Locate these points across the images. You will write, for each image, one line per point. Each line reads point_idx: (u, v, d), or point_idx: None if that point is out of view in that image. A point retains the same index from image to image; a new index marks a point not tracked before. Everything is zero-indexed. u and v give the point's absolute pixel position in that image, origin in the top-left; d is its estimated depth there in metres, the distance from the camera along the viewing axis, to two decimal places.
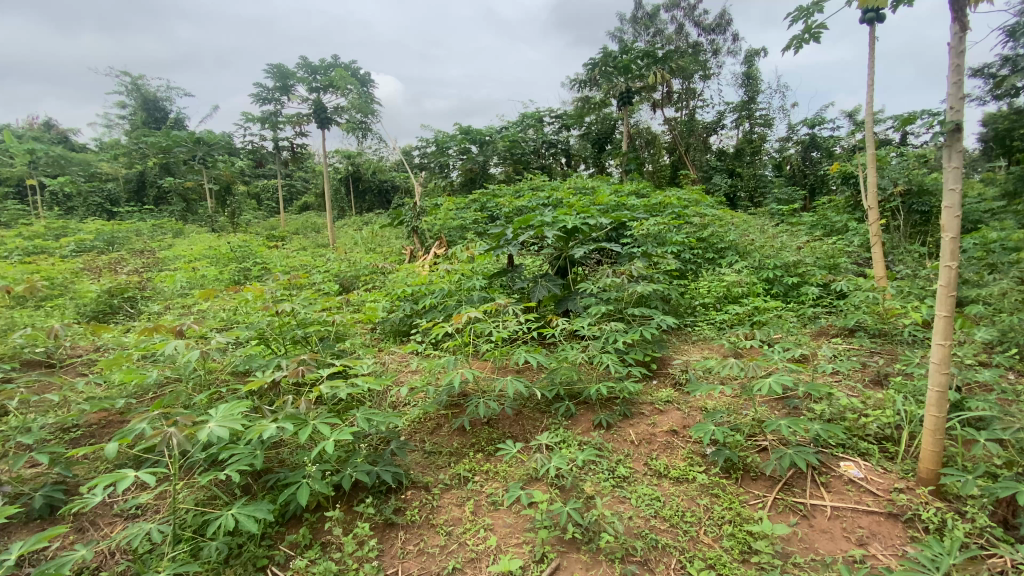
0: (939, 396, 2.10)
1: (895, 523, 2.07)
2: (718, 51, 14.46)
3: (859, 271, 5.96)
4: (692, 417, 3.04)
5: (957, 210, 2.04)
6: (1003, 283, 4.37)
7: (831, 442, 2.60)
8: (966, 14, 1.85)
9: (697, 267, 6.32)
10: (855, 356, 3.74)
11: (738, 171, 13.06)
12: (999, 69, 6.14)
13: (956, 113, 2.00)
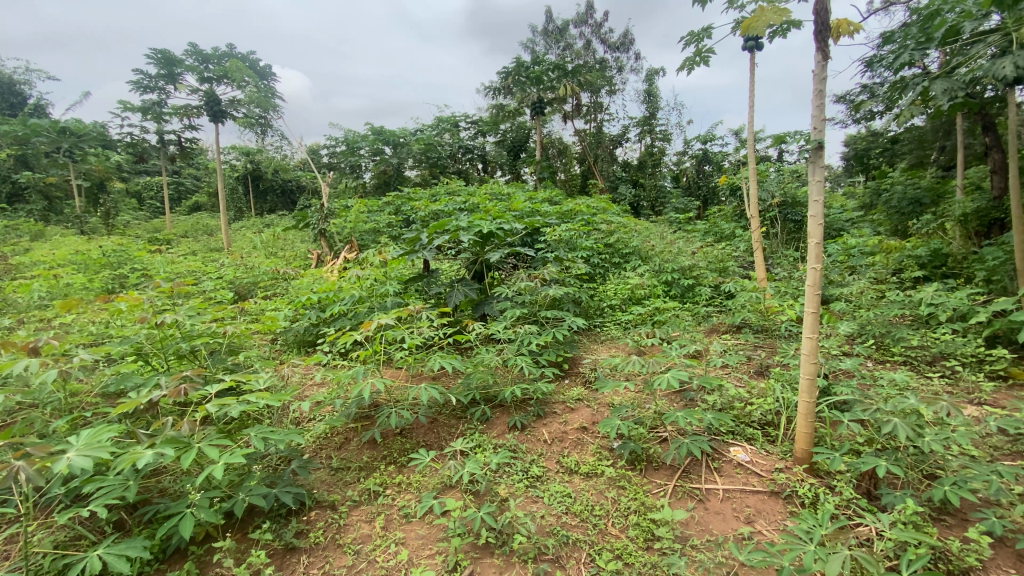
0: (809, 383, 2.37)
1: (776, 499, 2.30)
2: (623, 68, 15.34)
3: (743, 274, 6.61)
4: (600, 414, 3.16)
5: (821, 219, 2.32)
6: (859, 283, 5.06)
7: (722, 430, 2.84)
8: (827, 46, 2.11)
9: (605, 271, 6.64)
10: (741, 350, 4.13)
11: (642, 181, 13.89)
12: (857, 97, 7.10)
13: (819, 132, 2.27)
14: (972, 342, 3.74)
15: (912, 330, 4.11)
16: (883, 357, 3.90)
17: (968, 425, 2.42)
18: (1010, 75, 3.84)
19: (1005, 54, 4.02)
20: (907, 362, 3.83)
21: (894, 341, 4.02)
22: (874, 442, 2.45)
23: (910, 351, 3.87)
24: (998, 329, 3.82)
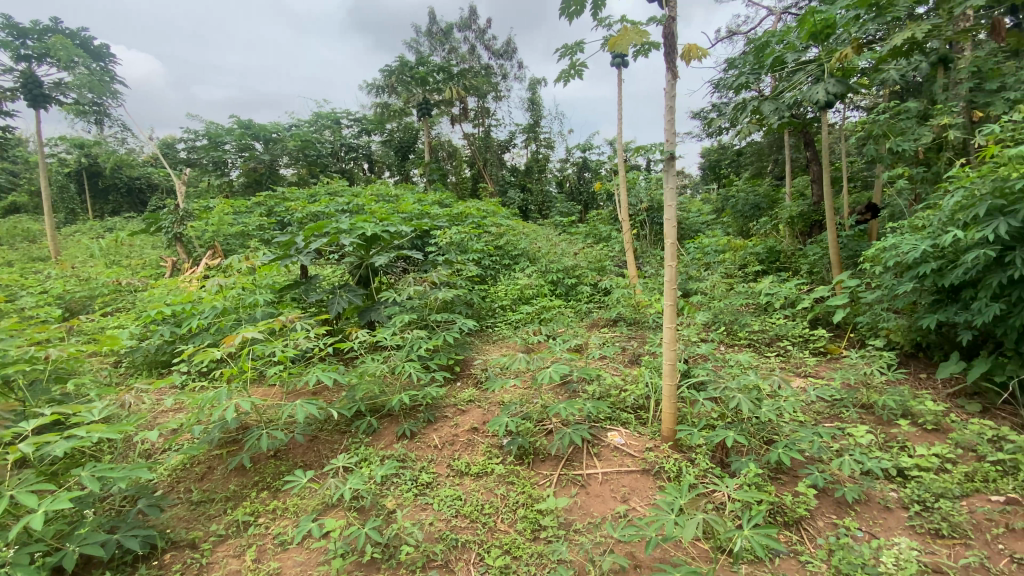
0: (671, 368, 2.63)
1: (647, 477, 2.51)
2: (507, 75, 15.73)
3: (619, 272, 7.16)
4: (490, 413, 3.21)
5: (674, 222, 2.60)
6: (713, 278, 5.75)
7: (601, 417, 3.04)
8: (675, 67, 2.36)
9: (495, 272, 6.75)
10: (618, 342, 4.48)
11: (529, 185, 14.47)
12: (709, 114, 8.05)
13: (672, 144, 2.55)
14: (798, 324, 4.44)
15: (755, 317, 4.77)
16: (734, 341, 4.46)
17: (794, 395, 2.86)
18: (819, 101, 4.62)
19: (814, 84, 4.83)
20: (751, 344, 4.43)
21: (741, 326, 4.63)
22: (724, 416, 2.80)
23: (753, 334, 4.49)
24: (815, 313, 4.58)
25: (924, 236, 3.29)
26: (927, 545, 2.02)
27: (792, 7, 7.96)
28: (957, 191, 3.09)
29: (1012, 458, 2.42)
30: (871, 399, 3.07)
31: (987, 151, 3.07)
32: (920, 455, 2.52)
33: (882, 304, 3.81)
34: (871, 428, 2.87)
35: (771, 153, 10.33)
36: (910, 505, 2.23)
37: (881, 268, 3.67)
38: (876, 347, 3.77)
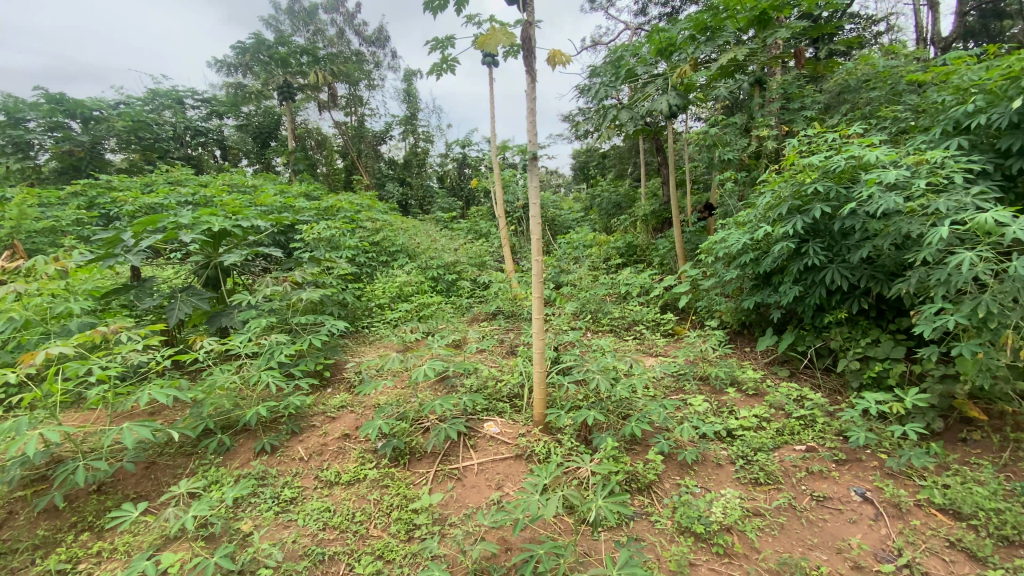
0: (540, 357, 2.77)
1: (520, 462, 2.62)
2: (380, 64, 15.13)
3: (498, 267, 7.32)
4: (364, 417, 3.08)
5: (538, 218, 2.73)
6: (582, 270, 6.15)
7: (478, 410, 3.09)
8: (534, 70, 2.47)
9: (371, 270, 6.47)
10: (496, 335, 4.58)
11: (408, 179, 14.00)
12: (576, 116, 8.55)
13: (534, 144, 2.68)
14: (652, 310, 4.96)
15: (617, 305, 5.22)
16: (599, 328, 4.83)
17: (647, 373, 3.20)
18: (663, 111, 5.15)
19: (660, 95, 5.38)
20: (613, 329, 4.85)
21: (606, 314, 5.03)
22: (589, 397, 3.03)
23: (615, 321, 4.92)
24: (666, 299, 5.15)
25: (745, 231, 3.86)
26: (748, 492, 2.40)
27: (643, 24, 8.80)
28: (767, 193, 3.67)
29: (808, 412, 2.96)
30: (707, 372, 3.55)
31: (787, 160, 3.69)
32: (743, 416, 2.98)
33: (716, 290, 4.41)
34: (707, 396, 3.32)
35: (630, 155, 11.35)
36: (736, 459, 2.63)
37: (714, 258, 4.24)
38: (712, 327, 4.36)
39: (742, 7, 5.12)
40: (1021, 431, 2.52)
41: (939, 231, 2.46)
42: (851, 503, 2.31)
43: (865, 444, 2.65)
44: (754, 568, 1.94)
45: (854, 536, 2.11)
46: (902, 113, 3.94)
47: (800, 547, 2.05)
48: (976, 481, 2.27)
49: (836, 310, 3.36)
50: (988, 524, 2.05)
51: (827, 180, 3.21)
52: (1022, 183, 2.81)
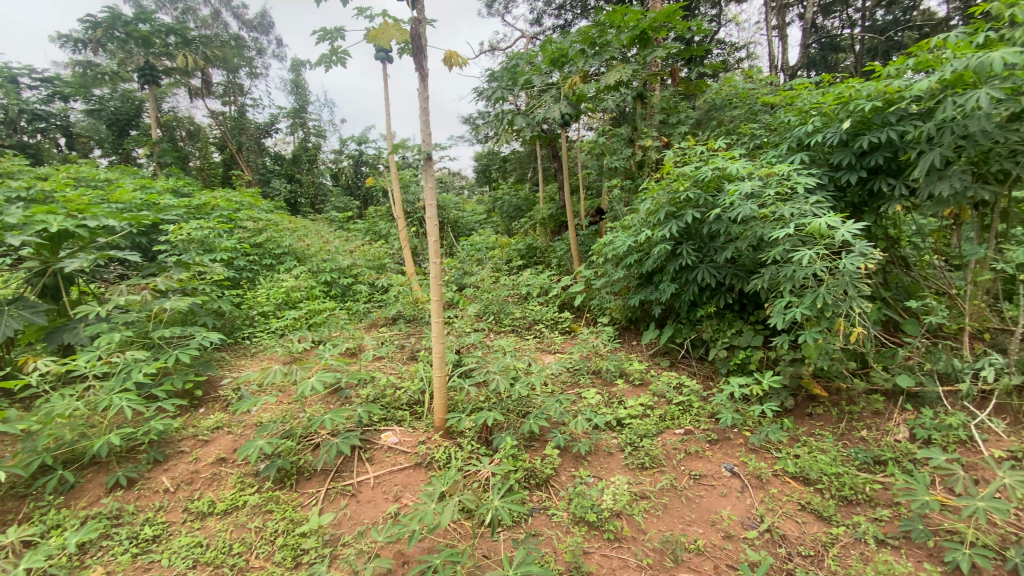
0: (438, 361, 2.73)
1: (419, 470, 2.57)
2: (263, 52, 13.99)
3: (397, 269, 7.10)
4: (244, 437, 2.81)
5: (435, 219, 2.69)
6: (483, 272, 6.19)
7: (374, 420, 2.97)
8: (425, 69, 2.43)
9: (254, 274, 5.93)
10: (395, 340, 4.44)
11: (297, 176, 13.06)
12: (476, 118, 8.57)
13: (428, 144, 2.64)
14: (550, 310, 5.12)
15: (516, 305, 5.32)
16: (499, 329, 4.89)
17: (544, 371, 3.29)
18: (555, 118, 5.51)
19: (553, 103, 5.67)
20: (513, 329, 4.94)
21: (506, 315, 5.11)
22: (489, 398, 3.05)
23: (515, 321, 5.01)
24: (563, 299, 5.35)
25: (630, 234, 4.14)
26: (636, 477, 2.56)
27: (538, 33, 9.09)
28: (649, 199, 3.97)
29: (686, 399, 3.24)
30: (599, 367, 3.75)
31: (665, 169, 4.03)
32: (631, 406, 3.19)
33: (608, 289, 4.67)
34: (600, 390, 3.50)
35: (529, 159, 11.65)
36: (625, 447, 2.80)
37: (605, 259, 4.50)
38: (604, 324, 4.61)
39: (625, 25, 5.49)
40: (851, 403, 2.97)
41: (786, 233, 2.83)
42: (722, 479, 2.56)
43: (733, 424, 2.96)
44: (641, 549, 2.07)
45: (724, 508, 2.34)
46: (759, 131, 4.48)
47: (680, 523, 2.24)
48: (818, 449, 2.64)
49: (707, 305, 3.73)
50: (827, 486, 2.38)
51: (697, 188, 3.55)
52: (848, 193, 3.33)
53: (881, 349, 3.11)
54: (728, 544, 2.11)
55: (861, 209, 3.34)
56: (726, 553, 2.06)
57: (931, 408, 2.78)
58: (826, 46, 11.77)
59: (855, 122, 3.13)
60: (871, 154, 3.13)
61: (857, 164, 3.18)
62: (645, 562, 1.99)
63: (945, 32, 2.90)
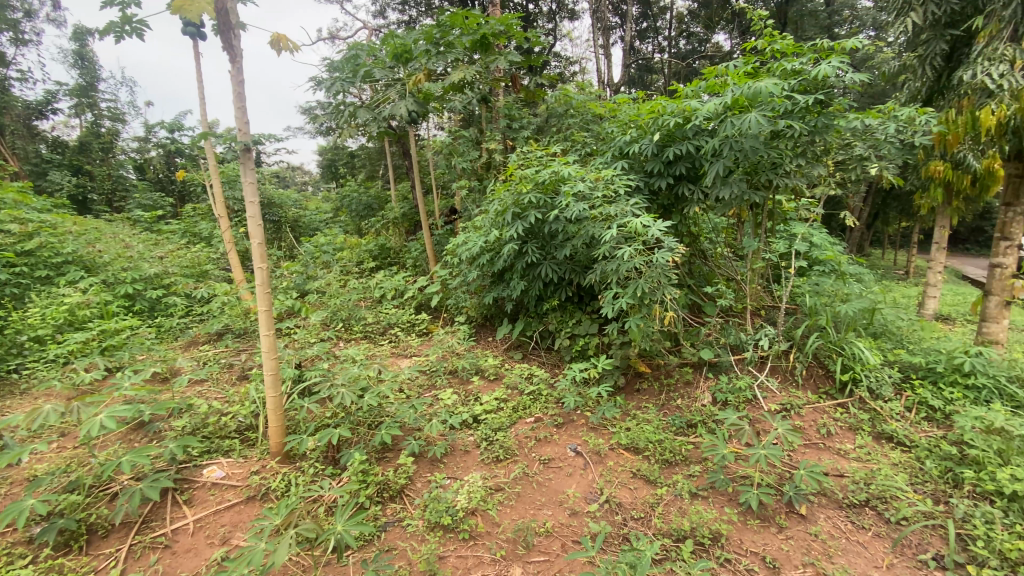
0: (272, 378, 2.48)
1: (252, 505, 2.31)
2: (34, 15, 11.10)
3: (225, 276, 6.24)
4: (6, 500, 2.20)
5: (259, 220, 2.42)
6: (328, 275, 5.75)
7: (194, 454, 2.58)
8: (236, 52, 2.19)
9: (19, 290, 4.68)
10: (223, 359, 3.90)
11: (86, 168, 10.69)
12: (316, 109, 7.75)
13: (245, 135, 2.36)
14: (404, 312, 4.99)
15: (367, 310, 5.06)
16: (350, 336, 4.60)
17: (397, 377, 3.18)
18: (403, 116, 5.33)
19: (398, 99, 5.52)
20: (366, 335, 4.69)
21: (356, 320, 4.83)
22: (336, 413, 2.85)
23: (367, 327, 4.77)
24: (418, 300, 5.24)
25: (479, 234, 4.22)
26: (491, 471, 2.62)
27: (381, 27, 8.81)
28: (495, 200, 4.08)
29: (536, 388, 3.42)
30: (454, 366, 3.75)
31: (508, 172, 4.19)
32: (486, 401, 3.25)
33: (461, 288, 4.70)
34: (455, 389, 3.50)
35: (377, 157, 11.44)
36: (480, 443, 2.84)
37: (457, 259, 4.52)
38: (460, 323, 4.63)
39: (466, 28, 5.58)
40: (669, 376, 3.42)
41: (612, 232, 3.12)
42: (568, 460, 2.75)
43: (576, 407, 3.20)
44: (495, 542, 2.12)
45: (569, 487, 2.51)
46: (590, 140, 4.92)
47: (531, 509, 2.34)
48: (645, 420, 2.98)
49: (551, 299, 3.97)
50: (652, 451, 2.70)
51: (537, 189, 3.75)
52: (660, 197, 3.81)
53: (689, 329, 3.64)
54: (574, 521, 2.26)
55: (671, 210, 3.85)
56: (572, 530, 2.20)
57: (727, 373, 3.33)
58: (643, 68, 13.52)
59: (663, 134, 3.60)
60: (676, 163, 3.63)
61: (666, 171, 3.66)
62: (498, 555, 2.05)
63: (725, 63, 3.48)
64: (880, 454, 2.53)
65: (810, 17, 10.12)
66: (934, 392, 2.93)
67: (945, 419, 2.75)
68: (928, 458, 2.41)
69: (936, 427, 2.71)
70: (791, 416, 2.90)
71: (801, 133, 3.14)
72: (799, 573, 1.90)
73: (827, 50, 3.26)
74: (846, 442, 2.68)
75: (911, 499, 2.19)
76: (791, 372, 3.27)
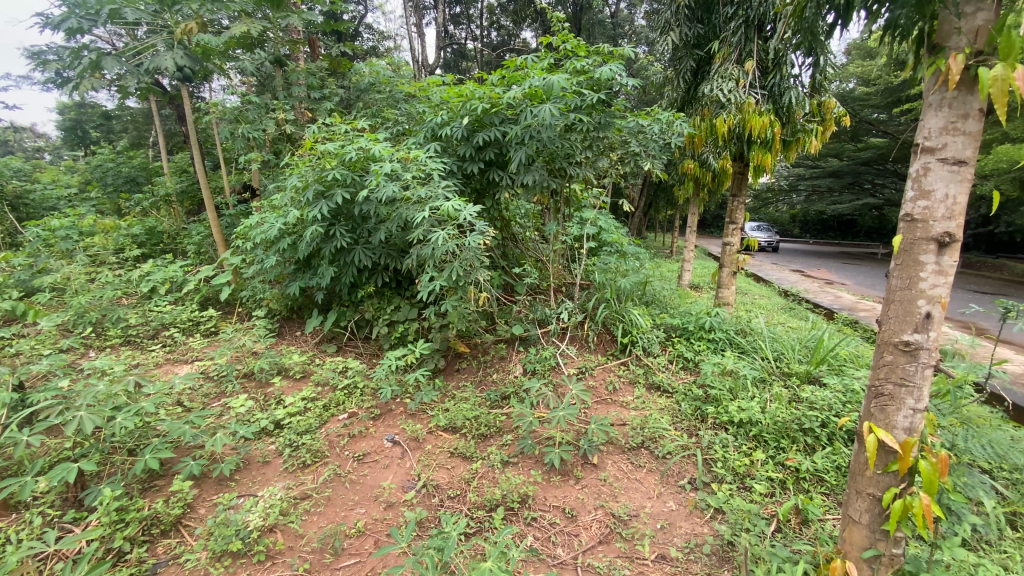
0: None
1: None
2: None
3: None
4: None
5: None
6: (69, 267, 4.49)
7: None
8: None
9: None
10: None
11: None
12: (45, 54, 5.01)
13: None
14: (185, 309, 4.19)
15: (131, 309, 4.10)
16: (104, 343, 3.66)
17: (169, 389, 2.62)
18: (171, 70, 4.37)
19: (164, 51, 4.50)
20: (130, 341, 3.80)
21: (113, 324, 3.87)
22: (80, 442, 2.24)
23: (130, 331, 3.86)
24: (203, 294, 4.44)
25: (275, 215, 3.70)
26: (296, 479, 2.36)
27: None
28: (292, 177, 3.60)
29: (350, 381, 3.19)
30: (251, 367, 3.27)
31: (306, 145, 3.74)
32: (290, 403, 2.91)
33: (256, 278, 4.11)
34: (251, 394, 3.06)
35: (146, 122, 9.60)
36: (283, 450, 2.54)
37: (249, 244, 3.92)
38: (257, 317, 4.06)
39: None
40: (485, 353, 3.54)
41: (424, 214, 2.99)
42: (384, 451, 2.62)
43: (394, 396, 3.08)
44: (297, 557, 1.92)
45: (386, 480, 2.39)
46: (399, 118, 4.71)
47: (342, 511, 2.17)
48: (462, 399, 3.03)
49: (365, 286, 3.71)
50: (469, 428, 2.74)
51: (341, 166, 3.41)
52: (473, 180, 3.83)
53: (503, 308, 3.79)
54: (390, 514, 2.16)
55: (483, 193, 3.91)
56: (387, 523, 2.10)
57: (535, 346, 3.56)
58: (457, 53, 13.63)
59: (472, 119, 3.59)
60: (485, 149, 3.67)
61: (476, 156, 3.67)
62: (301, 570, 1.85)
63: (525, 55, 3.63)
64: (651, 401, 3.00)
65: (599, 27, 11.40)
66: (688, 345, 3.60)
67: (695, 366, 3.39)
68: (684, 401, 2.93)
69: (690, 373, 3.32)
70: (586, 377, 3.26)
71: (590, 127, 3.46)
72: (592, 516, 2.14)
73: (608, 55, 3.64)
74: (627, 395, 3.12)
75: (673, 436, 2.63)
76: (586, 339, 3.67)
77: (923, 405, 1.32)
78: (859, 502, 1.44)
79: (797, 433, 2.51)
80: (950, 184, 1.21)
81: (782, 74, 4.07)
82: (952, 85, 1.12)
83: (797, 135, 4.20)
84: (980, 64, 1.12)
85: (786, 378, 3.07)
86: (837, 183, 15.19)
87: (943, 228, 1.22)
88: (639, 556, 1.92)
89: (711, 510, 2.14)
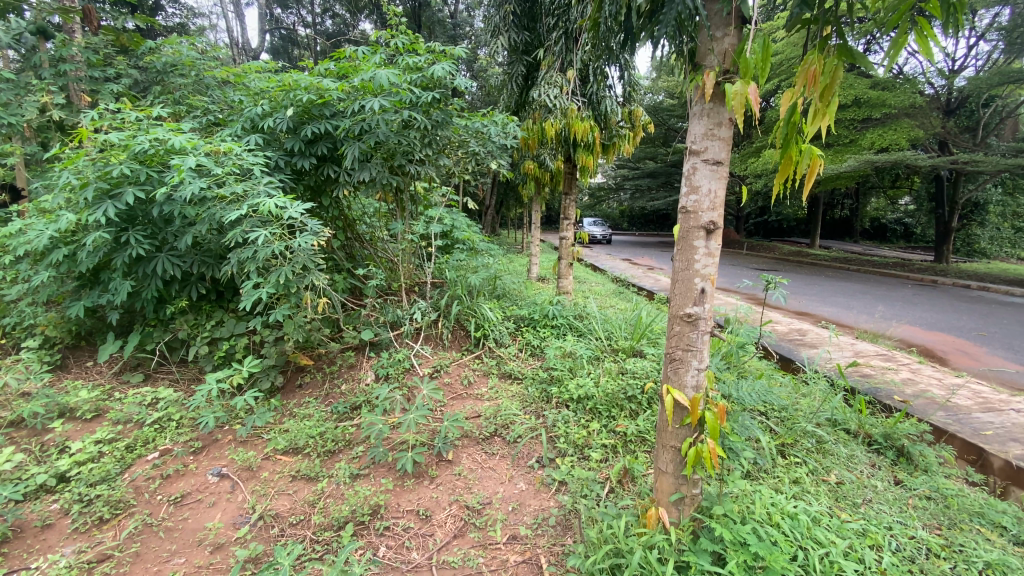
0: None
1: None
2: None
3: None
4: None
5: None
6: None
7: None
8: None
9: None
10: None
11: None
12: None
13: None
14: None
15: None
16: None
17: None
18: None
19: None
20: None
21: None
22: None
23: None
24: None
25: (42, 219, 2.98)
26: (90, 539, 1.95)
27: None
28: (63, 172, 2.93)
29: (162, 413, 2.73)
30: (19, 413, 2.61)
31: (83, 135, 3.08)
32: (80, 449, 2.40)
33: (22, 300, 3.29)
34: (20, 446, 2.45)
35: None
36: (71, 508, 2.08)
37: (6, 258, 3.12)
38: (27, 349, 3.25)
39: None
40: (331, 364, 3.32)
41: (242, 214, 2.66)
42: (209, 488, 2.31)
43: (219, 424, 2.72)
44: None
45: (212, 519, 2.11)
46: (210, 105, 4.14)
47: (155, 566, 1.86)
48: (305, 417, 2.79)
49: (177, 300, 3.19)
50: (314, 447, 2.54)
51: (134, 161, 2.88)
52: (305, 178, 3.54)
53: (349, 313, 3.58)
54: (217, 557, 1.90)
55: (318, 191, 3.64)
56: (214, 568, 1.85)
57: (386, 350, 3.44)
58: (286, 39, 12.48)
59: (298, 110, 3.30)
60: (316, 143, 3.41)
61: (307, 151, 3.39)
62: None
63: (353, 47, 3.45)
64: (502, 390, 3.11)
65: (439, 25, 11.40)
66: (535, 333, 3.82)
67: (541, 351, 3.61)
68: (532, 385, 3.11)
69: (537, 359, 3.52)
70: (440, 375, 3.26)
71: (427, 125, 3.39)
72: (446, 513, 2.15)
73: (441, 54, 3.63)
74: (480, 387, 3.20)
75: (523, 419, 2.77)
76: (440, 337, 3.67)
77: (705, 364, 1.57)
78: (665, 454, 1.67)
79: (624, 401, 2.83)
80: (712, 181, 1.46)
81: (598, 85, 4.52)
82: (708, 98, 1.35)
83: (612, 139, 4.75)
84: (726, 80, 1.37)
85: (616, 354, 3.43)
86: (655, 181, 17.45)
87: (708, 217, 1.47)
88: (492, 541, 1.99)
89: (555, 484, 2.30)
